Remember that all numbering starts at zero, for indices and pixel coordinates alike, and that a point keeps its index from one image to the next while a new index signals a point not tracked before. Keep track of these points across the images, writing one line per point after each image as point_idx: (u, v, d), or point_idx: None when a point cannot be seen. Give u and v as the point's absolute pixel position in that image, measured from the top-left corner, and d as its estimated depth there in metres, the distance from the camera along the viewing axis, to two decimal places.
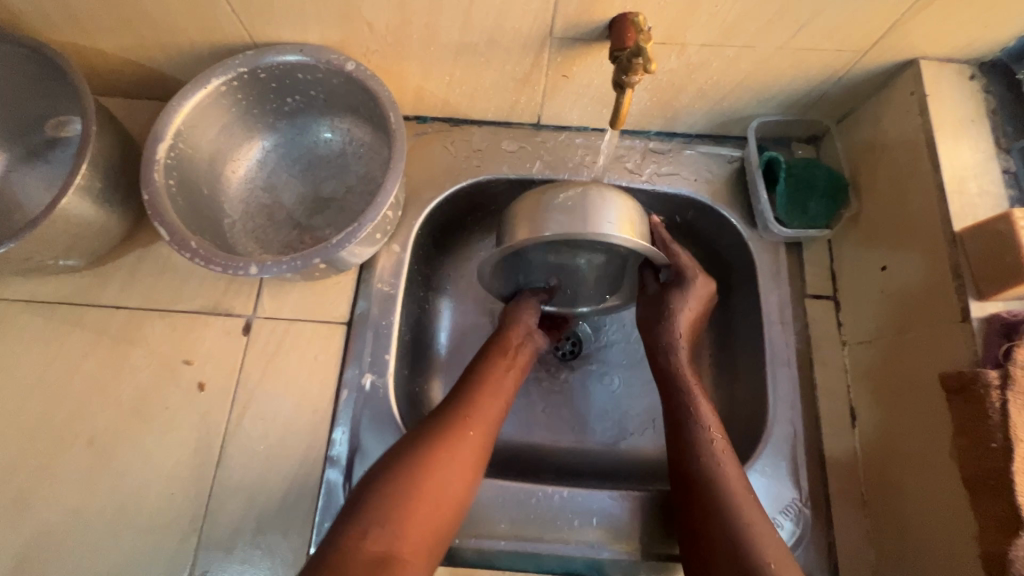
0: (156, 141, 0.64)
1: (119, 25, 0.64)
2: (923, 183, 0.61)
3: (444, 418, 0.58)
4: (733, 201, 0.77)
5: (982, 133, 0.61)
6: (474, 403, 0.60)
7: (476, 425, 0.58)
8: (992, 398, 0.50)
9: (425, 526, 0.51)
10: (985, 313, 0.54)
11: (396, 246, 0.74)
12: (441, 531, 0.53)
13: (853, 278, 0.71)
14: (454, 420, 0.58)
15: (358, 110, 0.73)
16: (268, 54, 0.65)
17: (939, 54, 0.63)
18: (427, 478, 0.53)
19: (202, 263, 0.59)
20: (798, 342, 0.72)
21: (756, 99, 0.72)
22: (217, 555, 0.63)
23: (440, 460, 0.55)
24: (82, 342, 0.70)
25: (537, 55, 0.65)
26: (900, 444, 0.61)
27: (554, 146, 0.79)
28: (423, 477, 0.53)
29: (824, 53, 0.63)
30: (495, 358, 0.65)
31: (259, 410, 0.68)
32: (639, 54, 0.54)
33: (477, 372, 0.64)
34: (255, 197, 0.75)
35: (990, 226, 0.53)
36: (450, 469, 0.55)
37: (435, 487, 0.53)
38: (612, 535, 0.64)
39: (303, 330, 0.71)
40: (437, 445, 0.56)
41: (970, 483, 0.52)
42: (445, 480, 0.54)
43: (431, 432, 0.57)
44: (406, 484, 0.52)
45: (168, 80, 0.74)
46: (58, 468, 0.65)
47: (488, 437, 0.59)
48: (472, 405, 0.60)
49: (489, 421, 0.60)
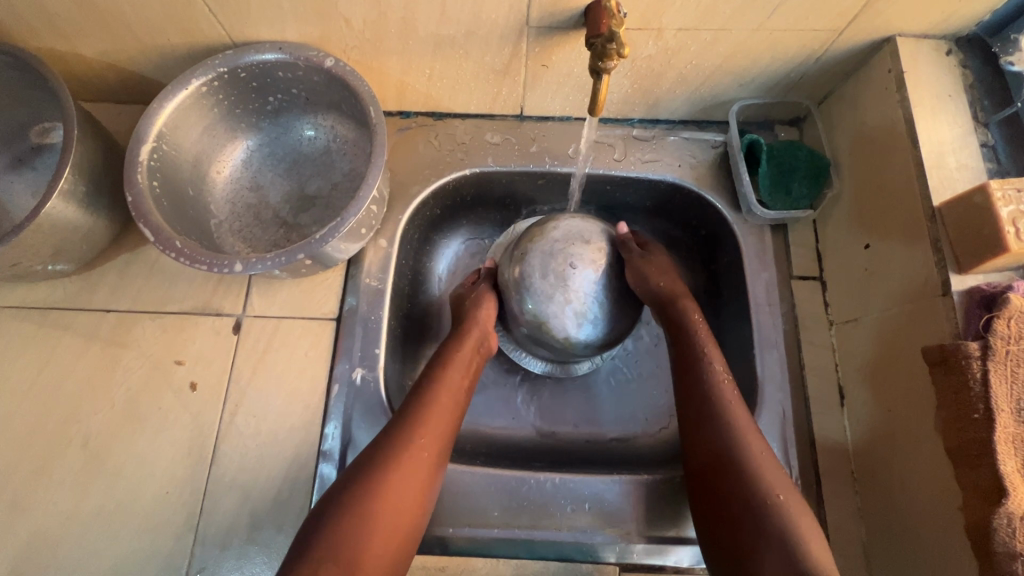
0: (139, 143, 0.64)
1: (99, 30, 0.64)
2: (902, 160, 0.61)
3: (394, 431, 0.57)
4: (717, 185, 0.77)
5: (960, 108, 0.61)
6: (427, 407, 0.59)
7: (430, 426, 0.58)
8: (972, 368, 0.50)
9: (389, 534, 0.52)
10: (966, 287, 0.55)
11: (382, 241, 0.74)
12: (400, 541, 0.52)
13: (838, 257, 0.71)
14: (403, 433, 0.57)
15: (339, 107, 0.73)
16: (247, 53, 0.66)
17: (916, 31, 0.63)
18: (381, 493, 0.52)
19: (187, 262, 0.60)
20: (786, 324, 0.72)
21: (736, 82, 0.72)
22: (214, 551, 0.63)
23: (405, 462, 0.55)
24: (73, 347, 0.70)
25: (515, 46, 0.66)
26: (886, 418, 0.62)
27: (538, 137, 0.79)
28: (374, 500, 0.52)
29: (801, 33, 0.63)
30: (451, 357, 0.65)
31: (251, 408, 0.68)
32: (611, 39, 0.54)
33: (430, 373, 0.63)
34: (241, 197, 0.76)
35: (967, 200, 0.53)
36: (412, 470, 0.55)
37: (400, 489, 0.54)
38: (604, 520, 0.65)
39: (293, 328, 0.72)
40: (400, 450, 0.55)
41: (954, 455, 0.52)
42: (407, 484, 0.54)
43: (378, 448, 0.56)
44: (353, 509, 0.51)
45: (151, 83, 0.75)
46: (54, 470, 0.66)
47: (445, 433, 0.59)
48: (428, 404, 0.60)
49: (445, 423, 0.60)
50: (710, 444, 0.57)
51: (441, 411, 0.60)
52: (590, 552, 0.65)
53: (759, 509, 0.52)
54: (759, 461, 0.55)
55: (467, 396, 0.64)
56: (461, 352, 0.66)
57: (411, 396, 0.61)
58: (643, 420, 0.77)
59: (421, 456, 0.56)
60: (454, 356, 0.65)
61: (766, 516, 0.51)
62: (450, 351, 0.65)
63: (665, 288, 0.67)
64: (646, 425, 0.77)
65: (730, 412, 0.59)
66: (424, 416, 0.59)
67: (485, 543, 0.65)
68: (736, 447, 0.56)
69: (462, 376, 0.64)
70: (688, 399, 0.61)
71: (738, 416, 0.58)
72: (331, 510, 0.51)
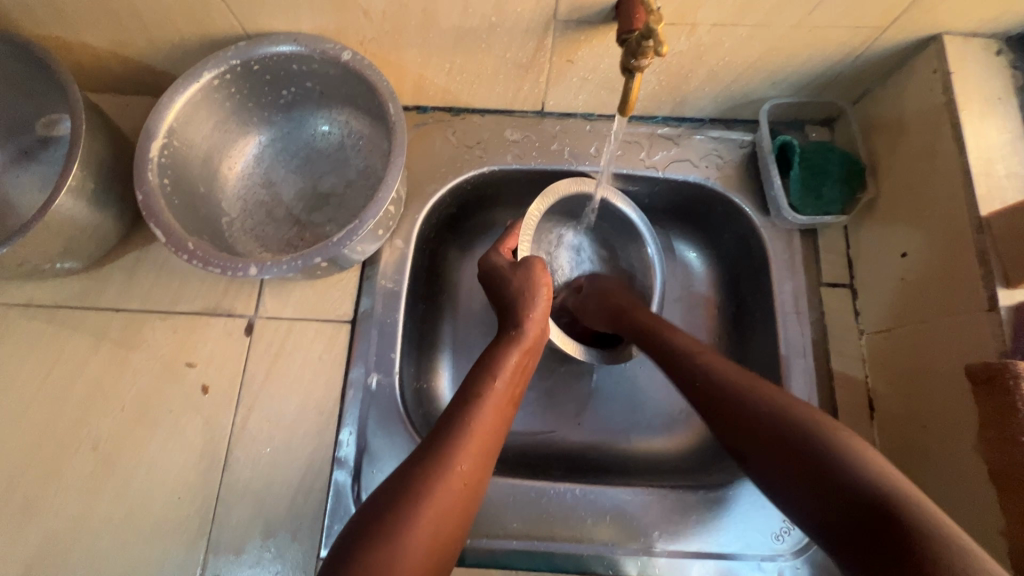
0: (149, 139, 0.62)
1: (106, 19, 0.62)
2: (947, 165, 0.59)
3: (432, 450, 0.50)
4: (745, 187, 0.74)
5: (1009, 112, 0.58)
6: (470, 423, 0.53)
7: (473, 446, 0.51)
8: (1020, 390, 0.48)
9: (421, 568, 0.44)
10: (1014, 302, 0.52)
11: (399, 241, 0.72)
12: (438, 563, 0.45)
13: (871, 264, 0.69)
14: (443, 453, 0.50)
15: (355, 101, 0.71)
16: (261, 45, 0.63)
17: (964, 29, 0.60)
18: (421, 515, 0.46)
19: (200, 265, 0.58)
20: (814, 334, 0.70)
21: (770, 80, 0.69)
22: (227, 559, 0.62)
23: (438, 492, 0.47)
24: (83, 347, 0.69)
25: (540, 41, 0.63)
26: (921, 435, 0.59)
27: (559, 134, 0.76)
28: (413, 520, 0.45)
29: (843, 30, 0.60)
30: (500, 366, 0.58)
31: (265, 412, 0.67)
32: (649, 35, 0.50)
33: (471, 388, 0.56)
34: (254, 194, 0.73)
35: (1020, 211, 0.51)
36: (448, 500, 0.47)
37: (432, 519, 0.46)
38: (624, 533, 0.63)
39: (307, 331, 0.70)
40: (434, 480, 0.48)
41: (999, 478, 0.50)
42: (442, 515, 0.46)
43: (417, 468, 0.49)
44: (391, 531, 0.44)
45: (161, 74, 0.72)
46: (64, 473, 0.64)
47: (489, 453, 0.52)
48: (470, 424, 0.52)
49: (489, 439, 0.53)
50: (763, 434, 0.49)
51: (483, 432, 0.52)
52: (612, 566, 0.62)
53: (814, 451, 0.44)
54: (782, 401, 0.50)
55: (512, 415, 0.57)
56: (513, 353, 0.60)
57: (450, 414, 0.54)
58: (664, 428, 0.75)
59: (458, 483, 0.49)
60: (505, 362, 0.58)
61: (875, 492, 0.40)
62: (501, 358, 0.59)
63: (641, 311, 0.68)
64: (666, 434, 0.75)
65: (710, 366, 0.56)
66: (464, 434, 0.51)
67: (503, 555, 0.63)
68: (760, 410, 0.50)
69: (511, 387, 0.58)
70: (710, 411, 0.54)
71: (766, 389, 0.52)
72: (366, 532, 0.44)
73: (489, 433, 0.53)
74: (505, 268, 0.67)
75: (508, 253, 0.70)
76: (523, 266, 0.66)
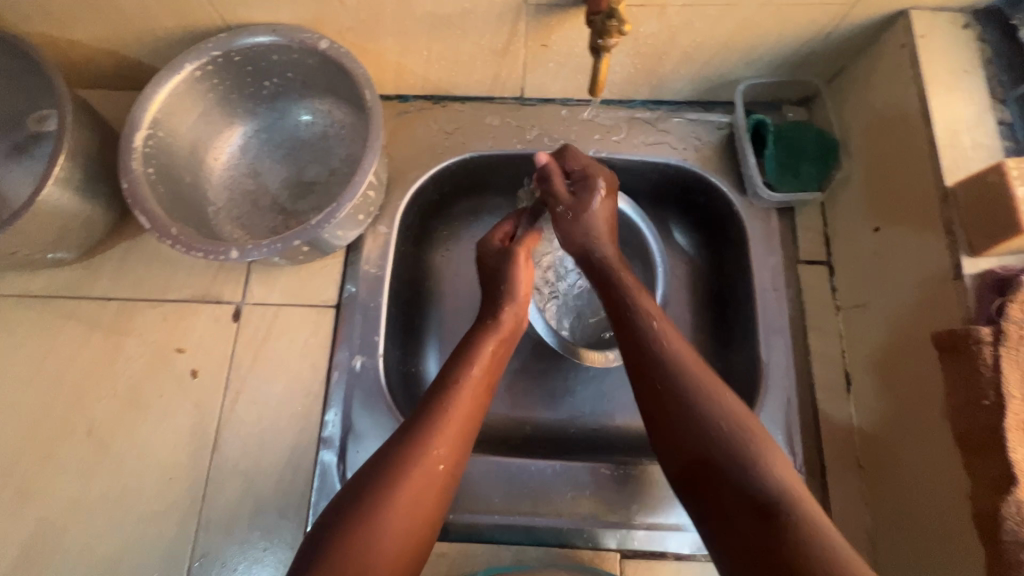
0: (133, 129, 0.63)
1: (90, 13, 0.63)
2: (915, 138, 0.59)
3: (404, 443, 0.51)
4: (723, 168, 0.75)
5: (976, 85, 0.59)
6: (443, 412, 0.54)
7: (449, 431, 0.53)
8: (983, 354, 0.49)
9: (399, 554, 0.47)
10: (978, 270, 0.53)
11: (382, 227, 0.74)
12: (413, 547, 0.48)
13: (846, 240, 0.70)
14: (416, 447, 0.51)
15: (336, 91, 0.72)
16: (241, 36, 0.64)
17: (931, 4, 0.60)
18: (389, 510, 0.47)
19: (183, 250, 0.59)
20: (791, 310, 0.71)
21: (743, 60, 0.70)
22: (218, 537, 0.64)
23: (412, 478, 0.49)
24: (76, 334, 0.71)
25: (513, 25, 0.64)
26: (894, 406, 0.60)
27: (539, 119, 0.77)
28: (382, 516, 0.47)
29: (810, 8, 0.61)
30: (478, 352, 0.59)
31: (252, 395, 0.68)
32: (612, 15, 0.52)
33: (449, 375, 0.57)
34: (239, 184, 0.75)
35: (982, 179, 0.51)
36: (426, 483, 0.50)
37: (404, 510, 0.48)
38: (604, 506, 0.65)
39: (292, 316, 0.71)
40: (411, 465, 0.50)
41: (965, 444, 0.51)
42: (413, 508, 0.49)
43: (389, 461, 0.50)
44: (357, 531, 0.46)
45: (147, 68, 0.74)
46: (59, 456, 0.66)
47: (463, 439, 0.54)
48: (446, 412, 0.54)
49: (461, 428, 0.54)
50: (739, 512, 0.43)
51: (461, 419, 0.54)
52: (591, 539, 0.64)
53: (726, 444, 0.46)
54: (702, 376, 0.50)
55: (488, 401, 0.58)
56: (489, 341, 0.60)
57: (427, 400, 0.55)
58: None
59: (435, 466, 0.51)
60: (481, 352, 0.59)
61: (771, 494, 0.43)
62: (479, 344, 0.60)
63: (610, 255, 0.61)
64: None
65: (664, 335, 0.53)
66: (438, 425, 0.52)
67: (486, 530, 0.64)
68: (669, 363, 0.51)
69: (489, 371, 0.59)
70: (720, 472, 0.45)
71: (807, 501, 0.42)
72: (337, 531, 0.46)
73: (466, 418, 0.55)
74: (492, 256, 0.68)
75: (504, 239, 0.70)
76: (508, 254, 0.66)
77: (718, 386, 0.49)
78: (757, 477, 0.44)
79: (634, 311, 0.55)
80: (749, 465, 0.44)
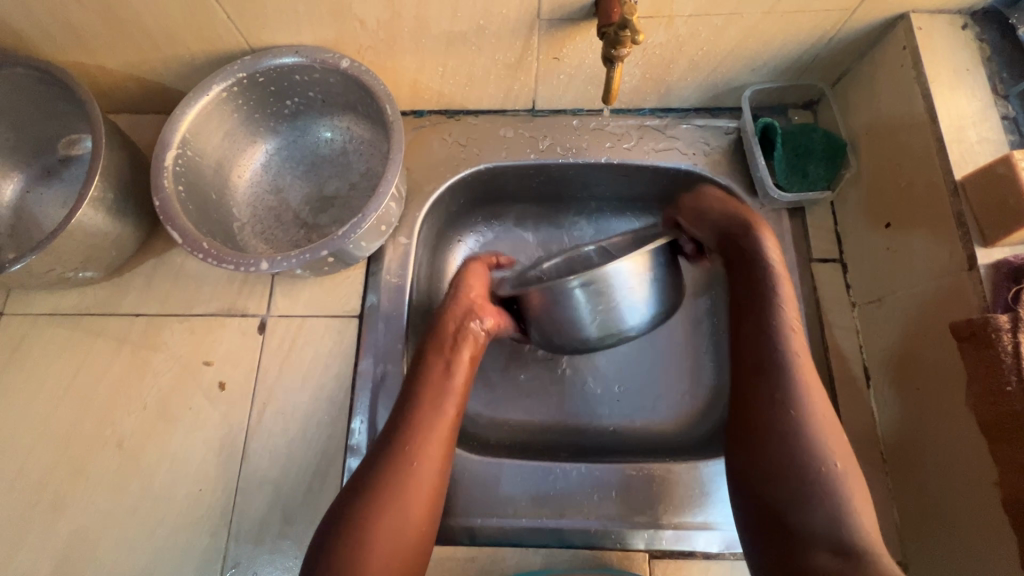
0: (164, 149, 0.66)
1: (122, 40, 0.66)
2: (921, 135, 0.61)
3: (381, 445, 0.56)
4: (733, 171, 0.77)
5: (978, 82, 0.61)
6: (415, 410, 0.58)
7: (421, 425, 0.57)
8: (1003, 341, 0.50)
9: (399, 540, 0.52)
10: (992, 260, 0.54)
11: (402, 238, 0.75)
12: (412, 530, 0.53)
13: (857, 236, 0.71)
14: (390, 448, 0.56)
15: (356, 108, 0.75)
16: (266, 57, 0.67)
17: (931, 6, 0.63)
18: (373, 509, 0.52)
19: (214, 263, 0.61)
20: (807, 307, 0.72)
21: (748, 66, 0.72)
22: (248, 547, 0.64)
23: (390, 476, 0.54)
24: (105, 350, 0.72)
25: (527, 40, 0.66)
26: (916, 398, 0.61)
27: (551, 130, 0.80)
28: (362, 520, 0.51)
29: (813, 15, 0.63)
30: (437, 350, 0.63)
31: (279, 405, 0.69)
32: (625, 26, 0.54)
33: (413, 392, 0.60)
34: (262, 200, 0.77)
35: (990, 171, 0.53)
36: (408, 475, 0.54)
37: (390, 507, 0.52)
38: (630, 507, 0.65)
39: (316, 326, 0.73)
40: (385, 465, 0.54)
41: (990, 430, 0.51)
42: (398, 502, 0.53)
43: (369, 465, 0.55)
44: (345, 535, 0.51)
45: (172, 92, 0.77)
46: (90, 471, 0.67)
47: (443, 427, 0.58)
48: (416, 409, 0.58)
49: (437, 417, 0.58)
50: (783, 503, 0.50)
51: (435, 446, 0.57)
52: (618, 540, 0.65)
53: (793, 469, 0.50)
54: (802, 391, 0.54)
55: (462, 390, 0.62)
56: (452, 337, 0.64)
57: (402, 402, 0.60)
58: (668, 409, 0.77)
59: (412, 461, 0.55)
60: (440, 350, 0.63)
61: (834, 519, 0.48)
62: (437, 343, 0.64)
63: None
64: (668, 414, 0.76)
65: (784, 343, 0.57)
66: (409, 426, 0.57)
67: (514, 533, 0.65)
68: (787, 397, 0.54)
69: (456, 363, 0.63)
70: (772, 474, 0.51)
71: (864, 515, 0.48)
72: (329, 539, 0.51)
73: (442, 440, 0.57)
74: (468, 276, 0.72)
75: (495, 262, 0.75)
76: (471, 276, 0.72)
77: (811, 400, 0.54)
78: (837, 520, 0.48)
79: (749, 335, 0.59)
80: (809, 470, 0.50)
